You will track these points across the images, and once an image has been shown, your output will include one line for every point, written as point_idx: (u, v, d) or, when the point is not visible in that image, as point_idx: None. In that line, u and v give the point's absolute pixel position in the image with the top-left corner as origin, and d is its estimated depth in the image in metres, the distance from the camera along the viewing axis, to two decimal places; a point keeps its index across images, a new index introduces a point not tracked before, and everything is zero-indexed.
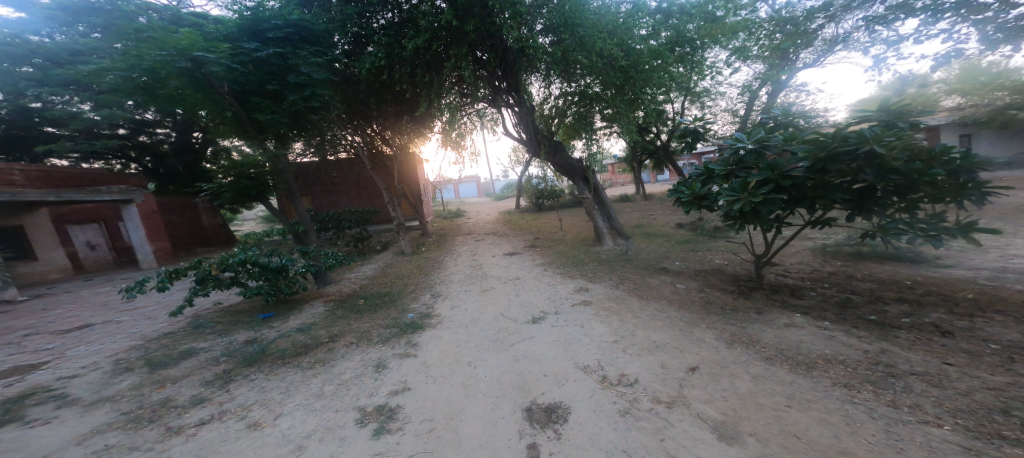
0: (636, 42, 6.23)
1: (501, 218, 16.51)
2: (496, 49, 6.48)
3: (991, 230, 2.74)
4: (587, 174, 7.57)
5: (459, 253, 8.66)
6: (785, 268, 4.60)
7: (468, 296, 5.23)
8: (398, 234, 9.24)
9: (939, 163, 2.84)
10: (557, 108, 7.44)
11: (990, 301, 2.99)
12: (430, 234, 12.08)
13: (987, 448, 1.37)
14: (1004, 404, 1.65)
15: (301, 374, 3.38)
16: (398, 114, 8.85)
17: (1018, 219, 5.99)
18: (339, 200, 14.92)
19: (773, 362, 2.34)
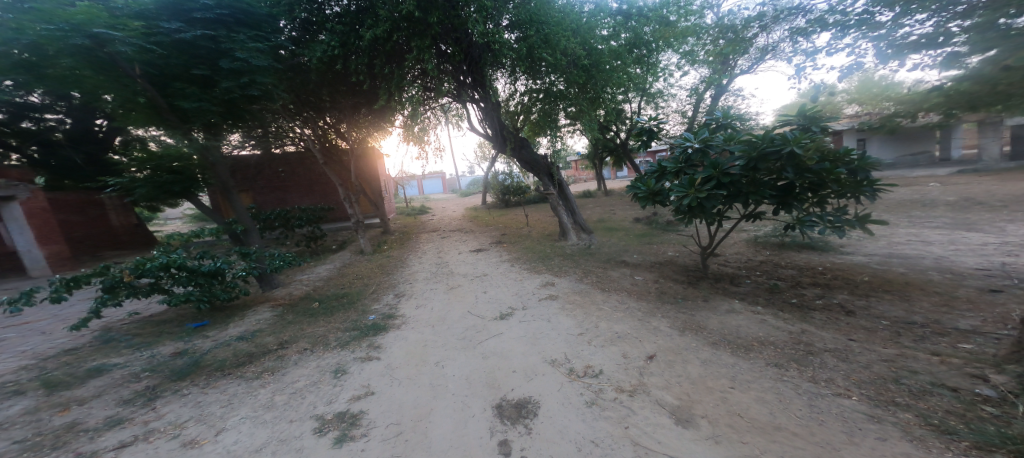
0: (598, 42, 6.42)
1: (467, 214, 16.37)
2: (462, 43, 6.32)
3: (877, 220, 3.26)
4: (552, 170, 7.67)
5: (424, 251, 8.42)
6: (725, 258, 5.15)
7: (435, 295, 5.13)
8: (357, 233, 8.65)
9: (843, 164, 3.31)
10: (523, 105, 7.32)
11: (880, 283, 3.64)
12: (392, 232, 11.52)
13: (884, 414, 1.68)
14: (894, 373, 2.05)
15: (245, 385, 3.11)
16: (356, 107, 8.32)
17: (900, 212, 7.29)
18: (288, 196, 13.72)
19: (718, 346, 2.65)
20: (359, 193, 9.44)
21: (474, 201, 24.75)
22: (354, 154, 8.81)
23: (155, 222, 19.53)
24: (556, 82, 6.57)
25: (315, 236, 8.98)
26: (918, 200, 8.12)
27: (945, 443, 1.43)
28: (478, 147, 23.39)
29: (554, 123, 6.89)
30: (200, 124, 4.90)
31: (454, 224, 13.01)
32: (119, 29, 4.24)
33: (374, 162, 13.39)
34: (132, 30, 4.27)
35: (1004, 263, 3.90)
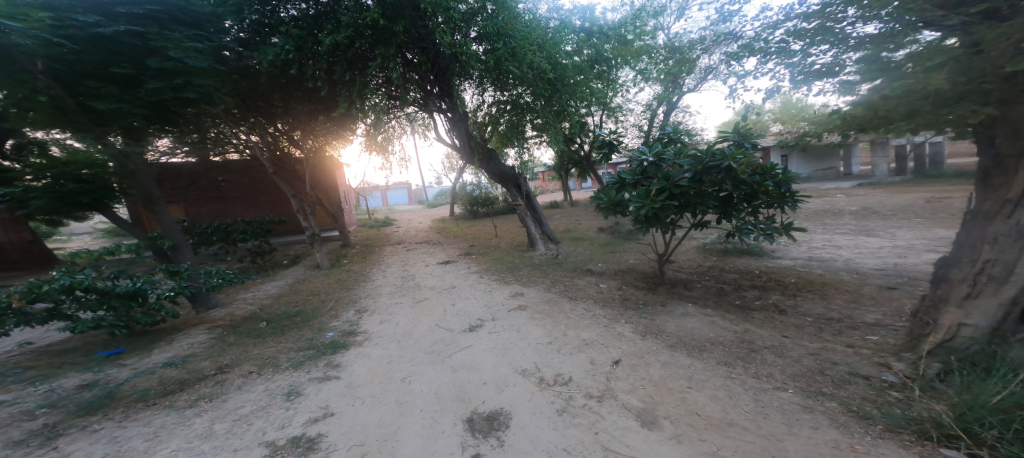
0: (563, 57, 6.66)
1: (433, 225, 16.04)
2: (428, 53, 6.29)
3: (798, 228, 3.72)
4: (520, 181, 7.86)
5: (388, 264, 8.08)
6: (680, 265, 5.56)
7: (401, 309, 4.94)
8: (313, 246, 8.18)
9: (770, 177, 3.71)
10: (490, 116, 7.68)
11: (806, 283, 4.18)
12: (352, 245, 10.95)
13: (815, 404, 1.93)
14: (819, 365, 2.37)
15: (176, 415, 2.75)
16: (312, 114, 7.83)
17: (817, 220, 8.42)
18: (230, 208, 12.60)
19: (675, 348, 2.86)
20: (316, 204, 8.96)
21: (440, 212, 24.28)
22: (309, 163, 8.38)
23: (60, 239, 16.82)
24: (522, 94, 6.78)
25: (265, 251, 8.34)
26: (829, 209, 9.45)
27: (865, 427, 1.70)
28: (445, 157, 23.23)
29: (522, 135, 7.15)
30: (119, 126, 4.31)
31: (422, 236, 12.66)
32: (15, 16, 3.65)
33: (332, 172, 12.77)
34: (36, 21, 3.72)
35: (895, 263, 4.67)
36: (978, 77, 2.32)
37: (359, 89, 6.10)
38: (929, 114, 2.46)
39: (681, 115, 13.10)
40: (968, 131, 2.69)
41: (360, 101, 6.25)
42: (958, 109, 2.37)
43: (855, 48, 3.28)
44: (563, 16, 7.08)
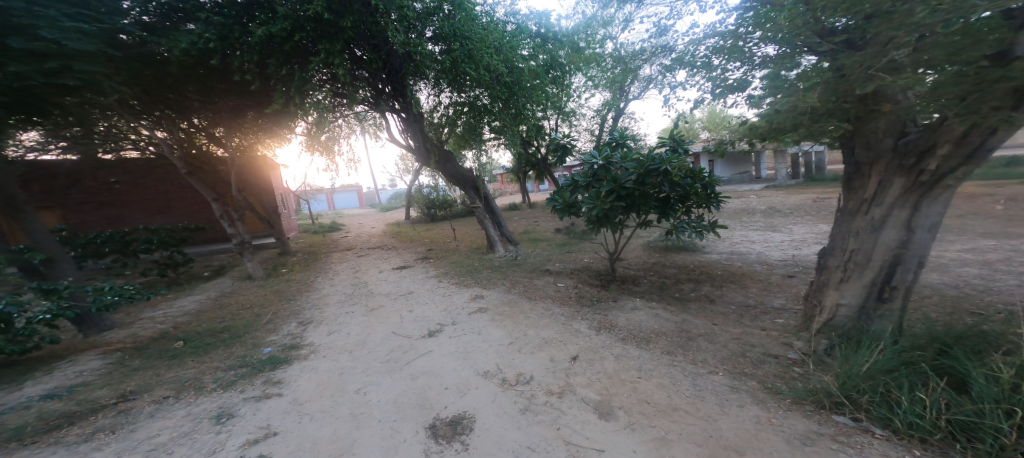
0: (518, 60, 6.81)
1: (387, 230, 15.30)
2: (378, 51, 6.19)
3: (721, 225, 4.21)
4: (478, 184, 7.88)
5: (337, 272, 7.53)
6: (629, 262, 5.99)
7: (352, 319, 4.66)
8: (241, 256, 7.47)
9: (699, 180, 4.11)
10: (447, 117, 7.94)
11: (730, 275, 4.82)
12: (293, 253, 10.06)
13: (741, 385, 2.31)
14: (741, 348, 2.82)
15: (66, 452, 2.29)
16: (240, 109, 7.12)
17: (737, 218, 9.63)
18: (127, 214, 11.33)
19: (626, 341, 3.13)
20: (247, 208, 8.19)
21: (394, 216, 23.02)
22: (235, 163, 7.60)
23: None
24: (480, 96, 6.92)
25: (178, 262, 7.37)
26: (745, 208, 10.88)
27: (777, 401, 2.12)
28: (400, 160, 22.30)
29: (479, 136, 7.48)
30: None
31: (376, 241, 11.99)
32: None
33: (266, 171, 11.69)
34: None
35: (794, 255, 5.58)
36: (840, 98, 2.90)
37: (298, 83, 5.72)
38: (810, 126, 2.94)
39: (628, 122, 14.03)
40: (836, 142, 3.32)
41: (299, 97, 5.87)
42: (827, 124, 2.86)
43: (760, 65, 3.76)
44: (519, 21, 7.24)
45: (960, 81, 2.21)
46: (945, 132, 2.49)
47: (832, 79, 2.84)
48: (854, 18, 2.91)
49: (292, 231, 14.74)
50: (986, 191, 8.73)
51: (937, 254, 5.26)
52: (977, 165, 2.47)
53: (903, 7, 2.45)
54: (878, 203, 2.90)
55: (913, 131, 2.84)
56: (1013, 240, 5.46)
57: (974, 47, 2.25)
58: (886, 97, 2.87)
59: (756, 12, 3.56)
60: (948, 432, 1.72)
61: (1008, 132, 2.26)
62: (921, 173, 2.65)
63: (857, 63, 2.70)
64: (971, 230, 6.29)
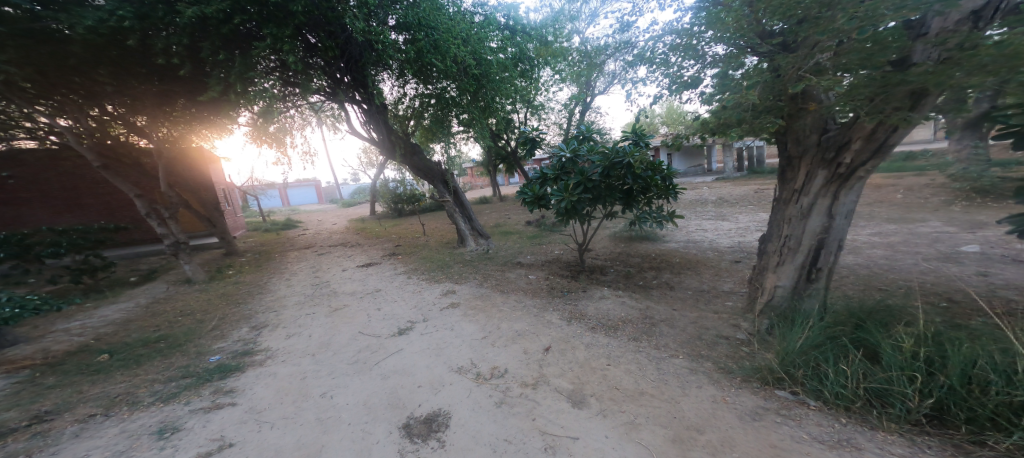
0: (488, 52, 6.51)
1: (350, 226, 14.55)
2: (333, 39, 5.95)
3: (679, 215, 4.45)
4: (446, 177, 7.78)
5: (294, 271, 7.05)
6: (596, 252, 6.21)
7: (313, 321, 4.41)
8: (176, 258, 6.71)
9: (659, 173, 4.25)
10: (413, 110, 7.77)
11: (687, 263, 5.19)
12: (240, 254, 9.25)
13: (699, 366, 2.57)
14: (698, 331, 3.12)
15: None
16: (165, 94, 6.25)
17: (693, 208, 10.30)
18: (26, 211, 9.68)
19: (595, 330, 3.30)
20: (182, 205, 7.37)
21: (358, 212, 21.85)
22: (164, 156, 6.76)
23: None
24: (447, 88, 6.83)
25: (96, 267, 6.51)
26: (699, 199, 11.66)
27: (728, 379, 2.39)
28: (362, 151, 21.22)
29: (447, 129, 7.46)
30: None
31: (337, 238, 11.33)
32: None
33: (204, 166, 10.64)
34: None
35: (741, 241, 6.11)
36: (776, 96, 3.20)
37: (240, 70, 5.28)
38: (752, 122, 3.25)
39: (594, 116, 14.34)
40: (773, 137, 3.62)
41: (242, 85, 5.41)
42: (766, 120, 3.19)
43: (711, 64, 3.93)
44: (487, 12, 6.90)
45: (870, 83, 2.53)
46: (857, 130, 2.84)
47: (770, 79, 3.12)
48: (788, 22, 3.16)
49: (240, 230, 13.44)
50: (890, 181, 10.10)
51: (853, 238, 6.04)
52: (883, 159, 2.85)
53: (829, 13, 2.73)
54: (805, 192, 3.24)
55: (833, 127, 3.18)
56: (911, 224, 6.41)
57: (881, 52, 2.54)
58: (813, 97, 3.18)
59: (706, 13, 3.71)
60: (863, 398, 2.04)
61: (907, 130, 2.63)
62: (837, 165, 3.00)
63: (791, 64, 2.98)
64: (878, 216, 7.28)
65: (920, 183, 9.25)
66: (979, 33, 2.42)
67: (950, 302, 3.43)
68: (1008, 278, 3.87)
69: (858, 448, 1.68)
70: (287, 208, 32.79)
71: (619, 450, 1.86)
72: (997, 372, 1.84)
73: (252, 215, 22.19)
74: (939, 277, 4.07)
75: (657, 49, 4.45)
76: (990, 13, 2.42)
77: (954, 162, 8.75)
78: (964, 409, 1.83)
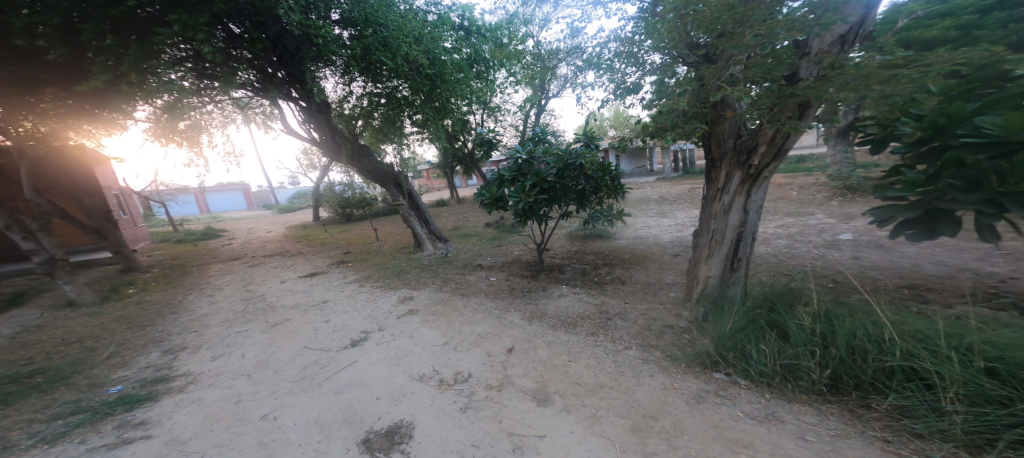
0: (441, 52, 6.76)
1: (288, 234, 13.20)
2: (263, 30, 5.54)
3: (627, 213, 4.78)
4: (400, 180, 7.61)
5: (219, 287, 6.20)
6: (555, 251, 6.41)
7: (246, 339, 3.95)
8: (52, 279, 5.50)
9: (610, 174, 4.49)
10: (361, 110, 7.71)
11: (635, 258, 5.63)
12: (143, 270, 7.84)
13: (649, 356, 2.83)
14: (646, 322, 3.45)
15: None
16: (28, 82, 5.07)
17: (638, 206, 11.10)
18: None
19: (556, 328, 3.46)
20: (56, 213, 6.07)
21: (297, 219, 19.94)
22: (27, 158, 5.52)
23: None
24: (399, 87, 6.93)
25: None
26: (641, 198, 12.63)
27: (673, 368, 2.67)
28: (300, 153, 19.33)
29: (399, 129, 7.58)
30: None
31: (272, 248, 10.18)
32: None
33: (89, 166, 8.89)
34: None
35: (679, 236, 6.78)
36: (701, 104, 3.52)
37: (134, 58, 4.66)
38: (684, 127, 3.59)
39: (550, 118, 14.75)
40: (700, 141, 4.02)
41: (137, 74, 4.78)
42: (693, 125, 3.56)
43: (649, 71, 4.19)
44: (441, 12, 7.13)
45: (771, 94, 2.91)
46: (761, 136, 3.33)
47: (696, 87, 3.31)
48: (709, 37, 3.40)
49: (143, 241, 11.41)
50: (789, 180, 11.89)
51: (763, 231, 7.04)
52: (783, 161, 3.37)
53: (740, 30, 3.04)
54: (725, 191, 3.67)
55: (745, 133, 3.63)
56: (805, 217, 7.65)
57: (775, 68, 3.00)
58: (729, 106, 3.61)
59: (644, 23, 3.89)
60: (776, 373, 2.43)
61: (798, 137, 3.11)
62: (748, 166, 3.46)
63: (712, 74, 3.25)
64: (782, 210, 8.54)
65: (810, 181, 11.01)
66: (844, 54, 2.97)
67: (835, 282, 4.20)
68: (872, 260, 4.85)
69: (781, 421, 2.02)
70: (206, 216, 28.69)
71: (584, 444, 1.97)
72: (870, 341, 2.31)
73: (159, 224, 18.96)
74: (827, 262, 4.94)
75: (602, 56, 4.58)
76: (852, 37, 3.01)
77: (831, 164, 10.63)
78: (852, 377, 2.27)
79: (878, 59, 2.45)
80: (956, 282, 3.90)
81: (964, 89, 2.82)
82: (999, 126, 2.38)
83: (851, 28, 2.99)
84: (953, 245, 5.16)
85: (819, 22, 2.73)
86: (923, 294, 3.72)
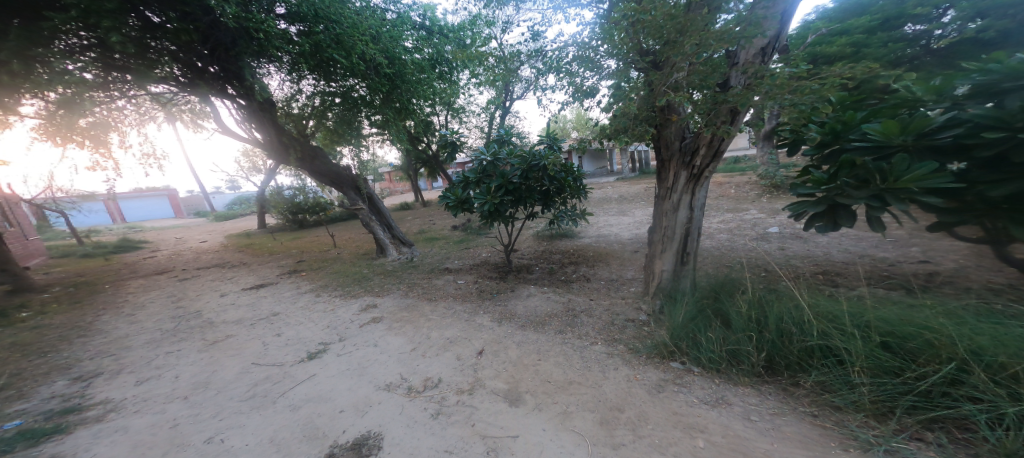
0: (401, 52, 6.73)
1: (229, 243, 11.98)
2: (190, 21, 5.39)
3: (589, 213, 4.97)
4: (359, 184, 7.61)
5: (143, 305, 5.45)
6: (522, 252, 6.52)
7: (180, 359, 3.54)
8: None
9: (573, 174, 4.63)
10: (314, 109, 7.77)
11: (597, 256, 5.90)
12: (42, 290, 6.67)
13: (613, 351, 3.01)
14: (609, 317, 3.67)
15: None
16: None
17: (598, 206, 11.58)
18: None
19: (526, 328, 3.56)
20: None
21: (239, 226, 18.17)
22: None
23: None
24: (355, 87, 6.95)
25: None
26: (601, 197, 13.19)
27: (635, 361, 2.85)
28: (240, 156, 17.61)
29: (356, 130, 7.83)
30: None
31: (210, 259, 9.16)
32: None
33: None
34: None
35: (636, 234, 7.21)
36: (651, 108, 3.71)
37: (17, 45, 4.45)
38: (637, 129, 3.77)
39: (513, 119, 14.92)
40: (651, 143, 4.24)
41: (22, 63, 4.59)
42: (644, 128, 3.75)
43: (605, 76, 4.34)
44: (400, 10, 7.14)
45: (707, 101, 3.20)
46: (701, 139, 3.66)
47: (645, 92, 3.50)
48: (658, 44, 3.50)
49: (38, 256, 9.72)
50: (728, 179, 13.12)
51: (708, 226, 7.73)
52: (720, 162, 3.73)
53: (682, 39, 3.20)
54: (674, 190, 3.96)
55: (689, 136, 3.91)
56: (741, 212, 8.52)
57: (709, 75, 3.30)
58: (675, 110, 3.84)
59: (599, 29, 4.01)
60: (720, 358, 2.69)
61: (731, 140, 3.45)
62: (692, 167, 3.78)
63: (660, 80, 3.44)
64: (722, 207, 9.42)
65: (745, 180, 12.26)
66: (765, 64, 3.41)
67: (768, 271, 4.74)
68: (795, 250, 5.53)
69: (729, 403, 2.27)
70: (122, 225, 25.04)
71: (557, 440, 2.04)
72: (794, 324, 2.64)
73: (58, 236, 16.15)
74: (760, 253, 5.55)
75: (561, 59, 4.67)
76: (771, 50, 3.48)
77: (760, 164, 11.93)
78: (783, 358, 2.58)
79: (787, 70, 2.81)
80: (858, 266, 4.60)
81: (855, 100, 3.58)
82: (880, 132, 3.01)
83: (769, 42, 3.45)
84: (856, 234, 6.06)
85: (744, 34, 3.01)
86: (834, 278, 4.34)
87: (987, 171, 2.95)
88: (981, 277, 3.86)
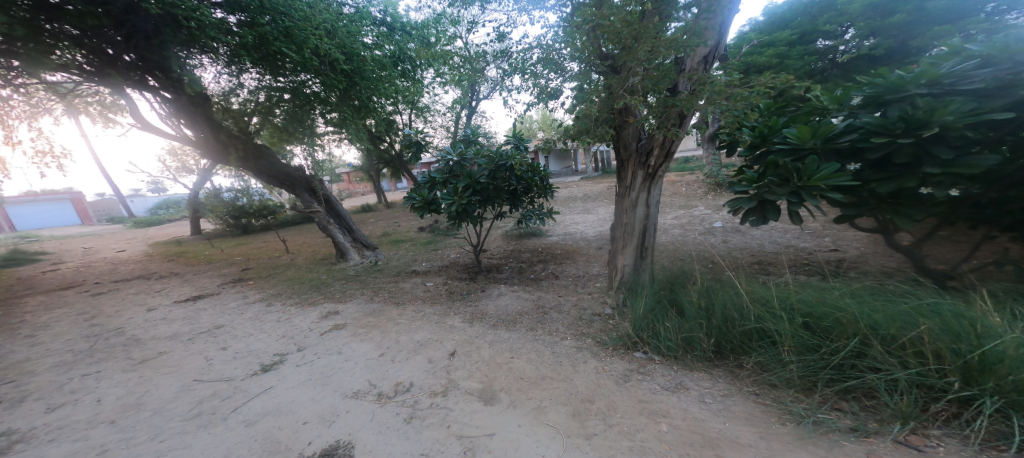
0: (360, 48, 6.47)
1: (161, 252, 10.71)
2: (100, 4, 4.79)
3: (555, 212, 5.08)
4: (313, 185, 7.17)
5: (50, 324, 4.70)
6: (491, 253, 6.52)
7: (104, 381, 3.12)
8: None
9: (539, 174, 4.71)
10: (260, 106, 7.19)
11: (565, 254, 6.07)
12: None
13: (582, 345, 3.13)
14: (578, 313, 3.80)
15: None
16: None
17: (563, 205, 11.88)
18: None
19: (498, 327, 3.59)
20: None
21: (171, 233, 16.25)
22: None
23: None
24: (308, 82, 6.52)
25: None
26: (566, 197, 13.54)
27: (602, 353, 2.99)
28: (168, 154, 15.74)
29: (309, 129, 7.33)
30: None
31: (138, 270, 8.11)
32: None
33: None
34: None
35: (600, 231, 7.51)
36: (609, 110, 3.87)
37: None
38: (597, 130, 3.93)
39: (478, 118, 14.85)
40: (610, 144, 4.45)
41: None
42: (604, 129, 3.90)
43: (568, 79, 4.46)
44: (360, 5, 6.83)
45: (657, 106, 3.41)
46: (654, 140, 3.90)
47: (604, 95, 3.66)
48: (616, 49, 3.67)
49: None
50: (680, 178, 14.06)
51: (663, 223, 8.24)
52: (672, 162, 4.00)
53: (636, 45, 3.38)
54: (631, 189, 4.19)
55: (644, 137, 4.15)
56: (692, 209, 9.18)
57: (661, 80, 3.52)
58: (631, 113, 4.02)
59: (561, 32, 4.13)
60: (676, 345, 2.91)
61: (680, 141, 3.72)
62: (648, 166, 4.01)
63: (617, 84, 3.60)
64: (676, 204, 10.09)
65: (695, 179, 13.21)
66: (708, 70, 3.72)
67: (717, 263, 5.16)
68: (738, 243, 6.08)
69: (686, 388, 2.47)
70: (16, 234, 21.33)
71: (532, 435, 2.09)
72: (737, 310, 2.91)
73: None
74: (709, 246, 6.02)
75: (525, 60, 4.73)
76: (711, 58, 3.79)
77: (706, 164, 12.92)
78: (728, 342, 2.85)
79: (723, 78, 3.07)
80: (786, 256, 5.18)
81: (778, 107, 4.01)
82: (797, 136, 3.45)
83: (711, 51, 3.75)
84: (787, 227, 6.78)
85: (687, 42, 3.25)
86: (770, 268, 4.83)
87: (875, 170, 3.41)
88: (878, 262, 4.53)
